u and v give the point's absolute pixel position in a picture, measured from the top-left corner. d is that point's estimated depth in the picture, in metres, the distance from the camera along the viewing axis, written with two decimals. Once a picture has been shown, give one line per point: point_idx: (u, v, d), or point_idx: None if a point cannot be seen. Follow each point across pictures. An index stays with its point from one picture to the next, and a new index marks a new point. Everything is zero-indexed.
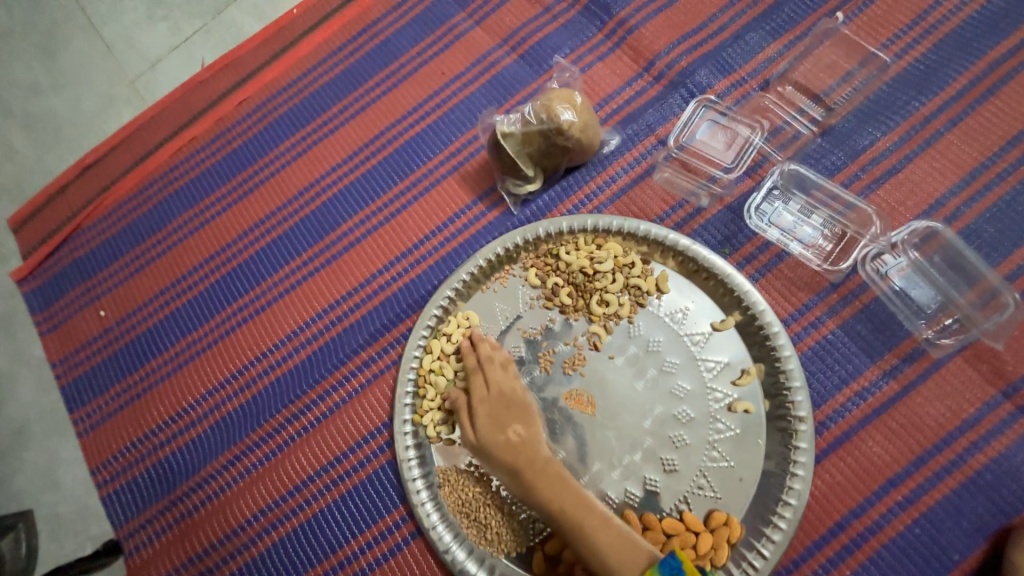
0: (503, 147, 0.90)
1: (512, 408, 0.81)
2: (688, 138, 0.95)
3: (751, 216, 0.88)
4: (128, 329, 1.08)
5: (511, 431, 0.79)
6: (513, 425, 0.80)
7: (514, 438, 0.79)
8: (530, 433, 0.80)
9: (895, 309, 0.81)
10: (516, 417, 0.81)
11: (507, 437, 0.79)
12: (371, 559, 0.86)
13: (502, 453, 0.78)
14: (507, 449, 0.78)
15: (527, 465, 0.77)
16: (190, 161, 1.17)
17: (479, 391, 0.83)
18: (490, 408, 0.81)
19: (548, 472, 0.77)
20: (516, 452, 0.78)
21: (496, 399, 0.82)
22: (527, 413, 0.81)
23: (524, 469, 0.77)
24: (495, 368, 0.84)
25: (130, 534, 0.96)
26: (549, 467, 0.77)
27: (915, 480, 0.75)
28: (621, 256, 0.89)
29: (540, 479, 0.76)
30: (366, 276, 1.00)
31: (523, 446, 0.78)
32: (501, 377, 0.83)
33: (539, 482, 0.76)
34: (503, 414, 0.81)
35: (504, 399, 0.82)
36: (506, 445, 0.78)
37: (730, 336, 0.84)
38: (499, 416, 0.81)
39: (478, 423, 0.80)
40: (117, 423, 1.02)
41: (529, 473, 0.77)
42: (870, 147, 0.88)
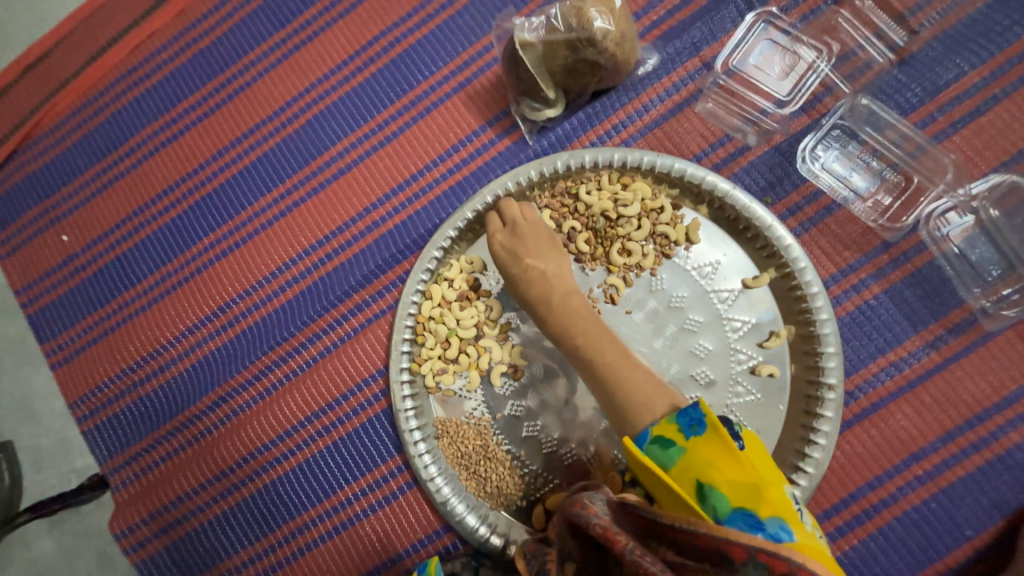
0: (520, 61, 0.75)
1: (531, 240, 0.75)
2: (739, 61, 0.80)
3: (804, 160, 0.77)
4: (95, 256, 0.98)
5: (527, 265, 0.74)
6: (535, 255, 0.75)
7: (531, 270, 0.74)
8: (559, 270, 0.75)
9: (951, 274, 0.73)
10: (533, 250, 0.75)
11: (526, 268, 0.74)
12: (365, 506, 0.84)
13: (524, 284, 0.74)
14: (522, 279, 0.74)
15: (542, 300, 0.73)
16: (151, 62, 1.00)
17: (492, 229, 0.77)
18: (504, 240, 0.76)
19: (567, 303, 0.73)
20: (536, 286, 0.73)
21: (519, 240, 0.75)
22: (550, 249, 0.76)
23: (537, 304, 0.74)
24: (518, 263, 0.74)
25: (115, 470, 0.92)
26: (568, 307, 0.72)
27: (939, 456, 0.71)
28: (649, 199, 0.78)
29: (560, 313, 0.72)
30: (358, 210, 0.89)
31: (543, 280, 0.74)
32: (542, 246, 0.75)
33: (556, 304, 0.73)
34: (533, 245, 0.75)
35: (509, 251, 0.75)
36: (529, 277, 0.74)
37: (762, 295, 0.76)
38: (515, 248, 0.75)
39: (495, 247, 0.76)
40: (92, 358, 0.95)
41: (551, 302, 0.73)
42: (954, 83, 0.74)
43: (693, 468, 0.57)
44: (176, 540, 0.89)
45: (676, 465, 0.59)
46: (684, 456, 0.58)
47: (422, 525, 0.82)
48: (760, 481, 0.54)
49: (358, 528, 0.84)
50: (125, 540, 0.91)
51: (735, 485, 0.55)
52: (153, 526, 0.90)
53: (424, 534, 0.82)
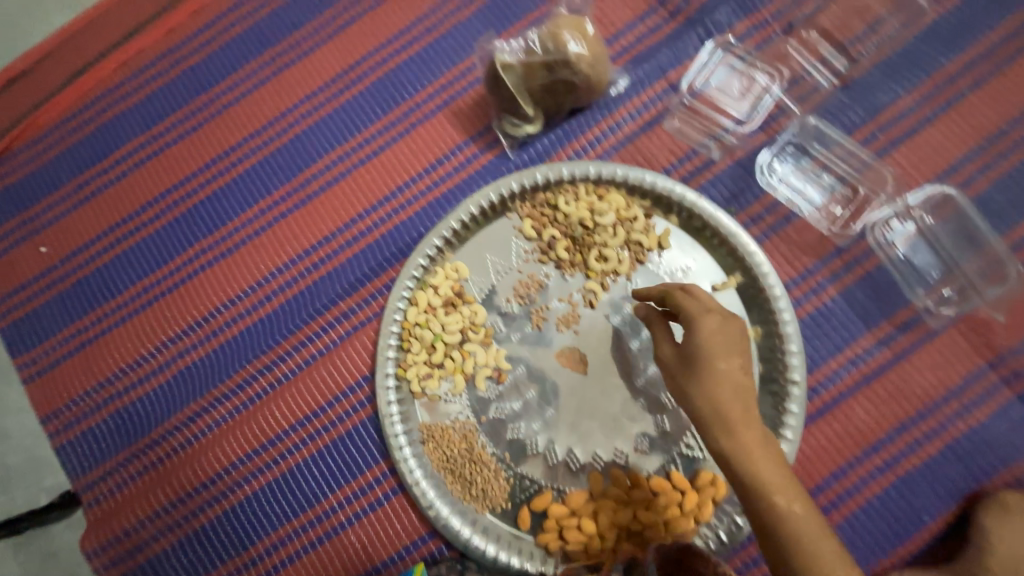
0: (502, 81, 0.80)
1: (728, 335, 0.62)
2: (702, 84, 0.87)
3: (763, 173, 0.83)
4: (74, 268, 0.97)
5: (733, 365, 0.61)
6: (725, 356, 0.61)
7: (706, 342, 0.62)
8: (754, 377, 0.62)
9: (898, 278, 0.80)
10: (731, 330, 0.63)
11: (725, 372, 0.60)
12: (349, 514, 0.84)
13: (722, 386, 0.60)
14: (710, 351, 0.61)
15: (741, 419, 0.59)
16: (139, 78, 1.01)
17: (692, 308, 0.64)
18: (718, 327, 0.63)
19: (767, 442, 0.59)
20: (731, 397, 0.60)
21: (725, 317, 0.64)
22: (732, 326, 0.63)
23: (738, 421, 0.59)
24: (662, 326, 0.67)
25: (88, 487, 0.90)
26: (770, 444, 0.59)
27: (896, 446, 0.76)
28: (623, 209, 0.83)
29: (760, 446, 0.58)
30: (344, 221, 0.92)
31: (743, 392, 0.60)
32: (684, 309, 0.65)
33: (750, 431, 0.59)
34: (734, 344, 0.62)
35: (720, 341, 0.62)
36: (719, 379, 0.60)
37: (730, 297, 0.81)
38: (723, 346, 0.62)
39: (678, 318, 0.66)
40: (67, 371, 0.93)
41: (738, 428, 0.58)
42: (891, 105, 0.83)
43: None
44: (152, 558, 0.86)
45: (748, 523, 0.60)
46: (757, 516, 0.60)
47: (407, 531, 0.83)
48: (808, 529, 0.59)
49: (343, 537, 0.83)
50: (95, 559, 0.88)
51: None
52: (127, 544, 0.87)
53: (410, 541, 0.82)
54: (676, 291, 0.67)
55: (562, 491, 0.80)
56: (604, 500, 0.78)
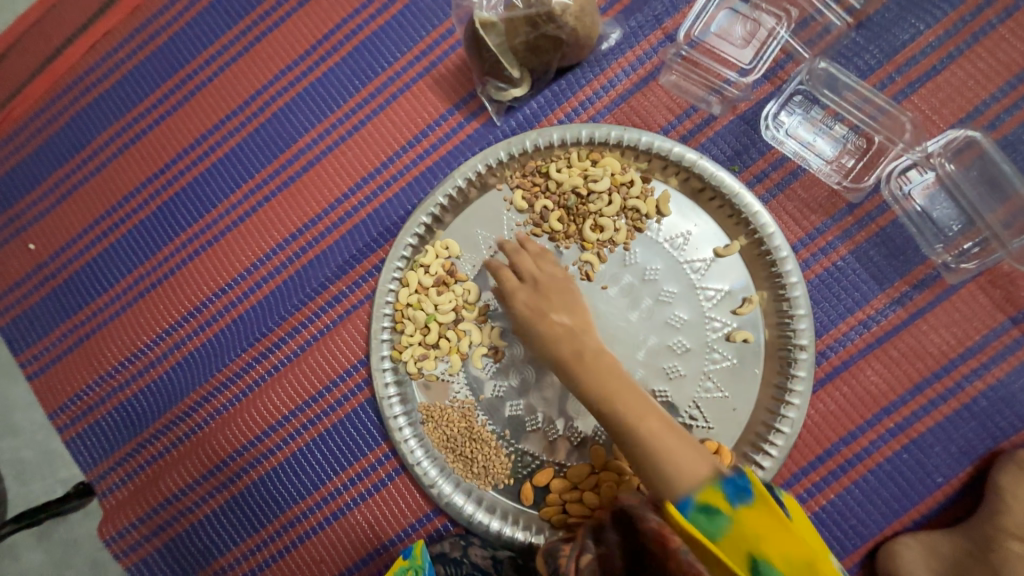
0: (482, 41, 0.75)
1: (552, 295, 0.72)
2: (701, 32, 0.80)
3: (768, 127, 0.78)
4: (64, 264, 0.96)
5: (567, 334, 0.69)
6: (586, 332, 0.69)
7: (560, 323, 0.70)
8: (577, 321, 0.70)
9: (913, 232, 0.74)
10: (559, 304, 0.71)
11: (555, 322, 0.70)
12: (354, 495, 0.84)
13: (546, 342, 0.69)
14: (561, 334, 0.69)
15: (572, 356, 0.67)
16: (108, 62, 0.97)
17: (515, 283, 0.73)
18: (527, 298, 0.72)
19: (598, 358, 0.67)
20: (563, 340, 0.68)
21: (535, 288, 0.73)
22: (573, 301, 0.72)
23: (568, 359, 0.67)
24: (542, 319, 0.70)
25: (100, 477, 0.92)
26: (602, 359, 0.66)
27: (909, 408, 0.73)
28: (618, 173, 0.78)
29: (592, 368, 0.65)
30: (329, 201, 0.88)
31: (604, 368, 0.66)
32: (565, 299, 0.72)
33: (587, 359, 0.66)
34: (546, 300, 0.71)
35: (532, 308, 0.71)
36: (549, 326, 0.70)
37: (733, 262, 0.77)
38: (540, 305, 0.71)
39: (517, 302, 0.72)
40: (68, 366, 0.94)
41: (572, 362, 0.66)
42: (910, 44, 0.75)
43: (743, 539, 0.52)
44: (168, 541, 0.89)
45: (724, 537, 0.53)
46: (732, 529, 0.53)
47: (412, 509, 0.83)
48: (814, 556, 0.49)
49: (350, 517, 0.84)
50: (115, 545, 0.90)
51: (788, 560, 0.49)
52: (143, 530, 0.90)
53: (415, 519, 0.83)
54: (513, 256, 0.74)
55: (564, 466, 0.79)
56: (606, 472, 0.77)
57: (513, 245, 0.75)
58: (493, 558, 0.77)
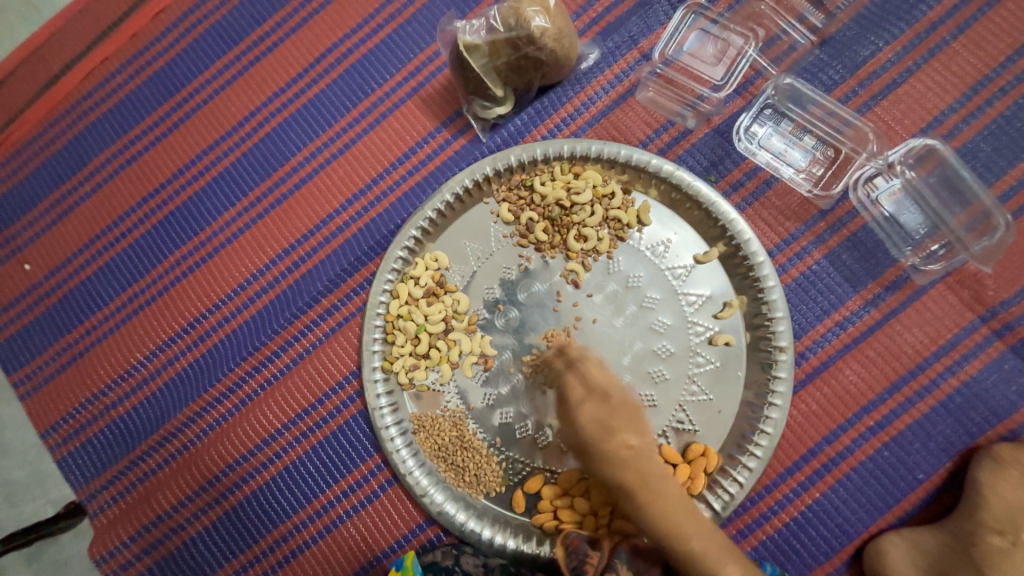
0: (466, 62, 0.78)
1: (618, 413, 0.74)
2: (674, 51, 0.85)
3: (740, 139, 0.81)
4: (59, 283, 0.97)
5: (620, 441, 0.72)
6: (635, 433, 0.73)
7: (625, 449, 0.72)
8: (641, 441, 0.73)
9: (882, 236, 0.78)
10: (624, 425, 0.73)
11: (619, 445, 0.72)
12: (348, 507, 0.85)
13: (614, 463, 0.71)
14: (619, 454, 0.71)
15: (636, 483, 0.70)
16: (106, 87, 1.00)
17: (575, 395, 0.77)
18: (594, 410, 0.74)
19: (664, 483, 0.70)
20: (628, 466, 0.71)
21: (600, 398, 0.75)
22: (636, 420, 0.74)
23: (635, 488, 0.69)
24: (611, 438, 0.72)
25: (91, 496, 0.92)
26: (669, 484, 0.70)
27: (887, 407, 0.75)
28: (600, 185, 0.81)
29: (659, 496, 0.68)
30: (321, 217, 0.91)
31: (634, 459, 0.71)
32: (632, 419, 0.74)
33: (654, 485, 0.69)
34: (610, 421, 0.73)
35: (599, 426, 0.73)
36: (614, 455, 0.71)
37: (713, 268, 0.80)
38: (609, 422, 0.73)
39: (581, 424, 0.74)
40: (60, 385, 0.94)
41: (642, 489, 0.69)
42: (871, 59, 0.80)
43: None
44: (159, 560, 0.88)
45: None
46: None
47: (404, 520, 0.83)
48: None
49: (342, 529, 0.84)
50: (105, 564, 0.90)
51: None
52: (134, 549, 0.89)
53: (408, 530, 0.83)
54: (576, 363, 0.79)
55: (554, 472, 0.80)
56: (596, 477, 0.78)
57: (575, 351, 0.80)
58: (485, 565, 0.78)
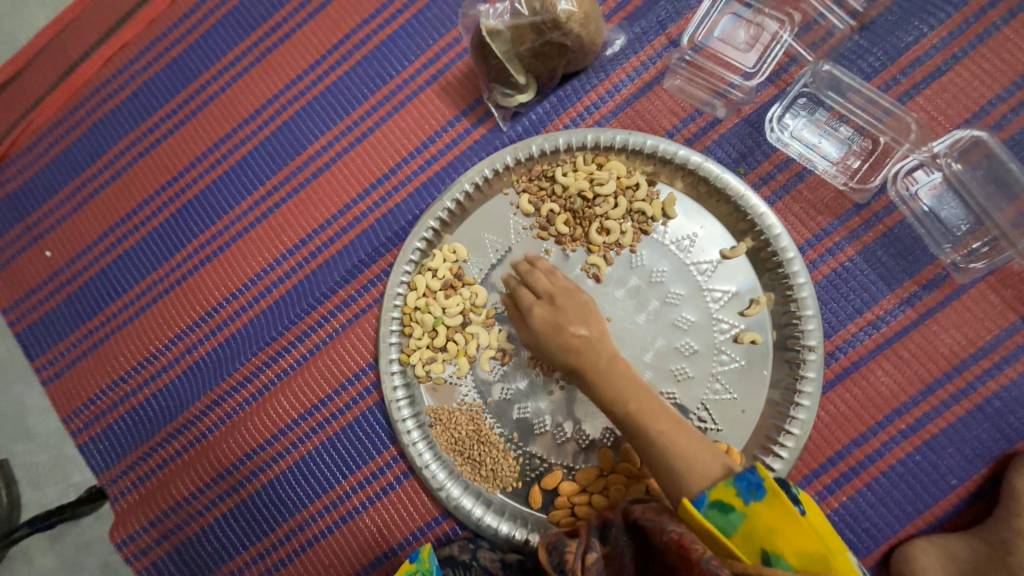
0: (488, 48, 0.76)
1: (566, 311, 0.67)
2: (704, 38, 0.82)
3: (772, 129, 0.78)
4: (80, 270, 0.98)
5: (571, 333, 0.66)
6: (583, 322, 0.67)
7: (575, 339, 0.66)
8: (592, 330, 0.67)
9: (921, 231, 0.74)
10: (573, 316, 0.67)
11: (577, 337, 0.66)
12: (364, 498, 0.85)
13: (562, 354, 0.66)
14: (554, 328, 0.66)
15: (587, 368, 0.65)
16: (124, 73, 1.00)
17: (527, 300, 0.70)
18: (543, 312, 0.68)
19: (613, 367, 0.65)
20: (580, 351, 0.65)
21: (551, 301, 0.68)
22: (585, 311, 0.68)
23: (589, 375, 0.65)
24: (560, 334, 0.66)
25: (112, 481, 0.93)
26: (618, 369, 0.65)
27: (920, 410, 0.72)
28: (624, 176, 0.79)
29: (611, 378, 0.65)
30: (338, 207, 0.90)
31: (585, 348, 0.66)
32: (582, 309, 0.68)
33: (604, 370, 0.65)
34: (564, 316, 0.67)
35: (550, 326, 0.67)
36: (568, 341, 0.66)
37: (740, 264, 0.77)
38: (560, 321, 0.67)
39: (534, 324, 0.68)
40: (82, 372, 0.95)
41: (599, 368, 0.65)
42: (914, 45, 0.76)
43: (756, 535, 0.54)
44: (178, 545, 0.89)
45: (738, 531, 0.55)
46: (746, 524, 0.55)
47: (420, 513, 0.83)
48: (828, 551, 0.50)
49: (358, 520, 0.84)
50: (126, 548, 0.91)
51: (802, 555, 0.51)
52: (154, 534, 0.90)
53: (424, 522, 0.83)
54: (527, 276, 0.72)
55: (572, 468, 0.79)
56: (615, 474, 0.77)
57: (525, 267, 0.73)
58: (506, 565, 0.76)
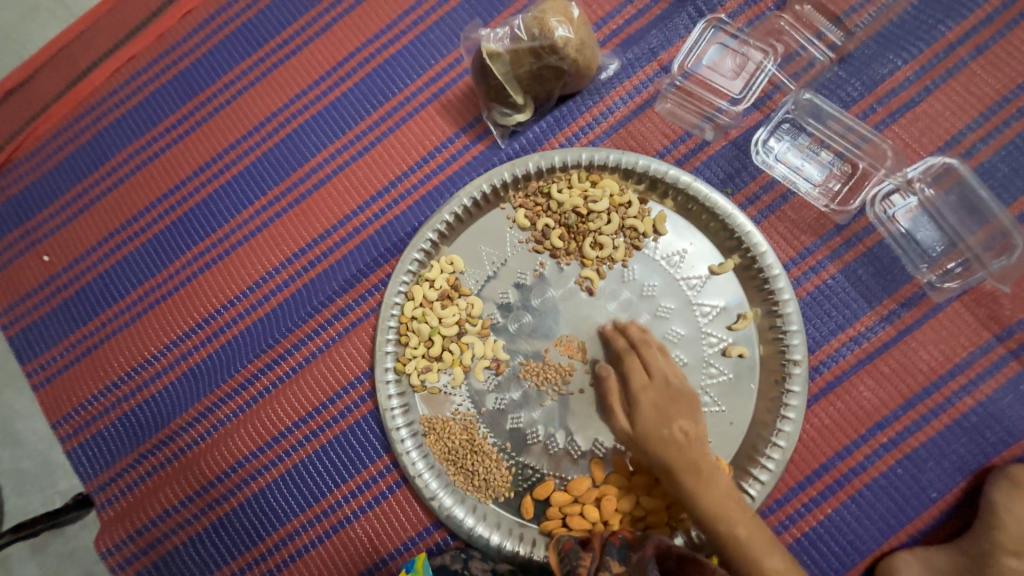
0: (489, 70, 0.79)
1: (677, 401, 0.74)
2: (693, 65, 0.86)
3: (757, 152, 0.82)
4: (78, 275, 0.98)
5: (677, 426, 0.72)
6: (689, 417, 0.73)
7: (681, 434, 0.72)
8: (697, 429, 0.73)
9: (898, 252, 0.78)
10: (681, 412, 0.73)
11: (676, 431, 0.72)
12: (355, 507, 0.84)
13: (663, 446, 0.71)
14: (664, 423, 0.72)
15: (688, 467, 0.70)
16: (132, 84, 1.02)
17: (638, 380, 0.75)
18: (655, 397, 0.74)
19: (718, 476, 0.70)
20: (688, 451, 0.71)
21: (658, 390, 0.74)
22: (693, 406, 0.74)
23: (686, 473, 0.70)
24: (669, 424, 0.72)
25: (100, 488, 0.92)
26: (719, 478, 0.70)
27: (901, 424, 0.75)
28: (617, 194, 0.82)
29: (715, 489, 0.69)
30: (338, 218, 0.92)
31: (690, 443, 0.71)
32: (688, 406, 0.74)
33: (710, 475, 0.70)
34: (669, 408, 0.73)
35: (659, 411, 0.73)
36: (671, 439, 0.71)
37: (728, 280, 0.80)
38: (668, 410, 0.73)
39: (641, 414, 0.73)
40: (74, 377, 0.95)
41: (703, 469, 0.70)
42: (889, 77, 0.81)
43: None
44: (164, 555, 0.88)
45: None
46: None
47: (412, 523, 0.83)
48: None
49: (349, 530, 0.84)
50: (110, 558, 0.90)
51: None
52: (141, 543, 0.89)
53: (415, 532, 0.83)
54: (627, 353, 0.77)
55: (564, 479, 0.80)
56: (607, 485, 0.78)
57: (637, 333, 0.78)
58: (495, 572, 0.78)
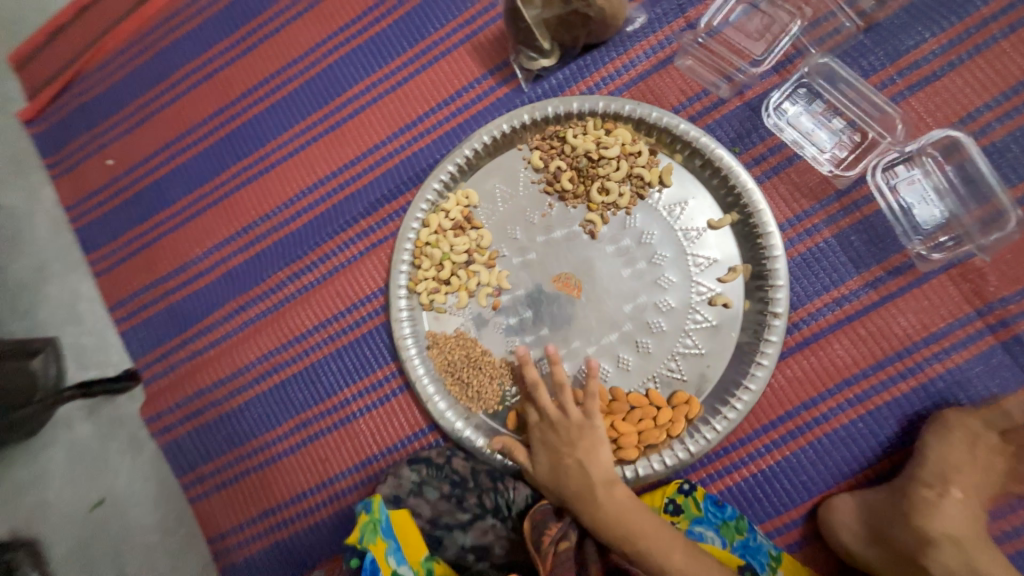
0: (520, 15, 0.83)
1: (569, 429, 0.79)
2: (718, 23, 0.88)
3: (770, 115, 0.84)
4: (136, 179, 1.10)
5: (565, 455, 0.78)
6: (569, 446, 0.79)
7: (568, 460, 0.78)
8: (586, 456, 0.78)
9: (893, 221, 0.81)
10: (570, 439, 0.79)
11: (568, 460, 0.78)
12: (362, 405, 0.95)
13: (556, 479, 0.78)
14: (551, 472, 0.79)
15: (576, 495, 0.76)
16: (192, 8, 1.10)
17: (532, 418, 0.83)
18: (542, 430, 0.81)
19: (611, 493, 0.75)
20: (574, 478, 0.77)
21: (546, 425, 0.81)
22: (583, 437, 0.79)
23: (574, 499, 0.77)
24: (555, 456, 0.79)
25: (148, 366, 1.06)
26: (613, 493, 0.75)
27: (868, 383, 0.79)
28: (629, 144, 0.86)
29: (607, 505, 0.74)
30: (369, 146, 0.99)
31: (579, 470, 0.77)
32: (570, 433, 0.79)
33: (599, 494, 0.75)
34: (556, 441, 0.80)
35: (546, 446, 0.80)
36: (565, 471, 0.78)
37: (723, 234, 0.84)
38: (555, 442, 0.80)
39: (533, 450, 0.81)
40: (130, 269, 1.08)
41: (586, 492, 0.76)
42: (914, 49, 0.81)
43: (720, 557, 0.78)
44: (197, 428, 1.02)
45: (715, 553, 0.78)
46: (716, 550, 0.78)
47: (410, 424, 0.94)
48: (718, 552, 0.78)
49: (355, 424, 0.95)
50: (153, 425, 1.04)
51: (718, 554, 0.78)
52: (179, 415, 1.03)
53: (411, 432, 0.94)
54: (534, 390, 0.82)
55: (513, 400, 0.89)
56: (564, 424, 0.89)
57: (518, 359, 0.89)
58: (449, 497, 0.86)
